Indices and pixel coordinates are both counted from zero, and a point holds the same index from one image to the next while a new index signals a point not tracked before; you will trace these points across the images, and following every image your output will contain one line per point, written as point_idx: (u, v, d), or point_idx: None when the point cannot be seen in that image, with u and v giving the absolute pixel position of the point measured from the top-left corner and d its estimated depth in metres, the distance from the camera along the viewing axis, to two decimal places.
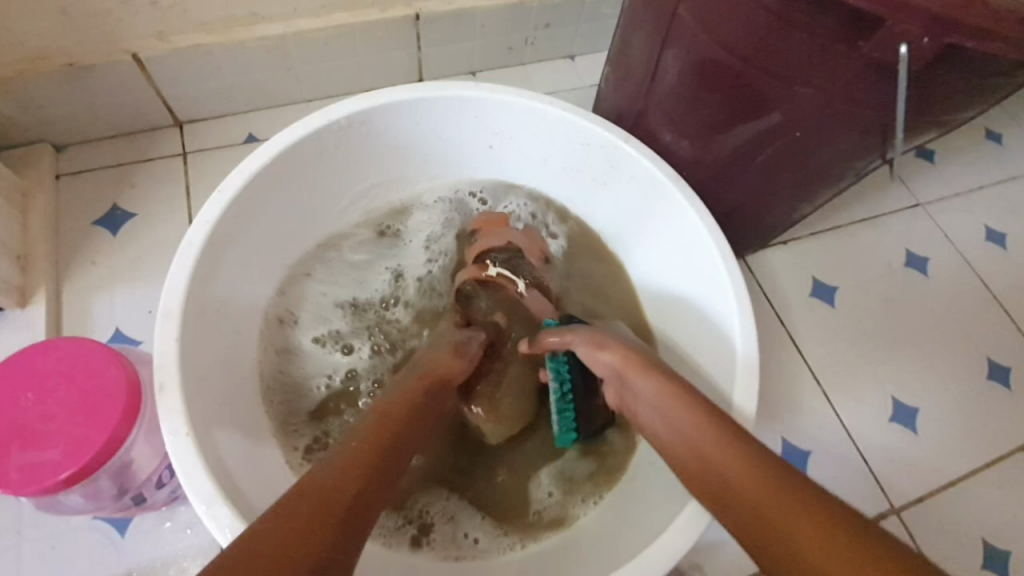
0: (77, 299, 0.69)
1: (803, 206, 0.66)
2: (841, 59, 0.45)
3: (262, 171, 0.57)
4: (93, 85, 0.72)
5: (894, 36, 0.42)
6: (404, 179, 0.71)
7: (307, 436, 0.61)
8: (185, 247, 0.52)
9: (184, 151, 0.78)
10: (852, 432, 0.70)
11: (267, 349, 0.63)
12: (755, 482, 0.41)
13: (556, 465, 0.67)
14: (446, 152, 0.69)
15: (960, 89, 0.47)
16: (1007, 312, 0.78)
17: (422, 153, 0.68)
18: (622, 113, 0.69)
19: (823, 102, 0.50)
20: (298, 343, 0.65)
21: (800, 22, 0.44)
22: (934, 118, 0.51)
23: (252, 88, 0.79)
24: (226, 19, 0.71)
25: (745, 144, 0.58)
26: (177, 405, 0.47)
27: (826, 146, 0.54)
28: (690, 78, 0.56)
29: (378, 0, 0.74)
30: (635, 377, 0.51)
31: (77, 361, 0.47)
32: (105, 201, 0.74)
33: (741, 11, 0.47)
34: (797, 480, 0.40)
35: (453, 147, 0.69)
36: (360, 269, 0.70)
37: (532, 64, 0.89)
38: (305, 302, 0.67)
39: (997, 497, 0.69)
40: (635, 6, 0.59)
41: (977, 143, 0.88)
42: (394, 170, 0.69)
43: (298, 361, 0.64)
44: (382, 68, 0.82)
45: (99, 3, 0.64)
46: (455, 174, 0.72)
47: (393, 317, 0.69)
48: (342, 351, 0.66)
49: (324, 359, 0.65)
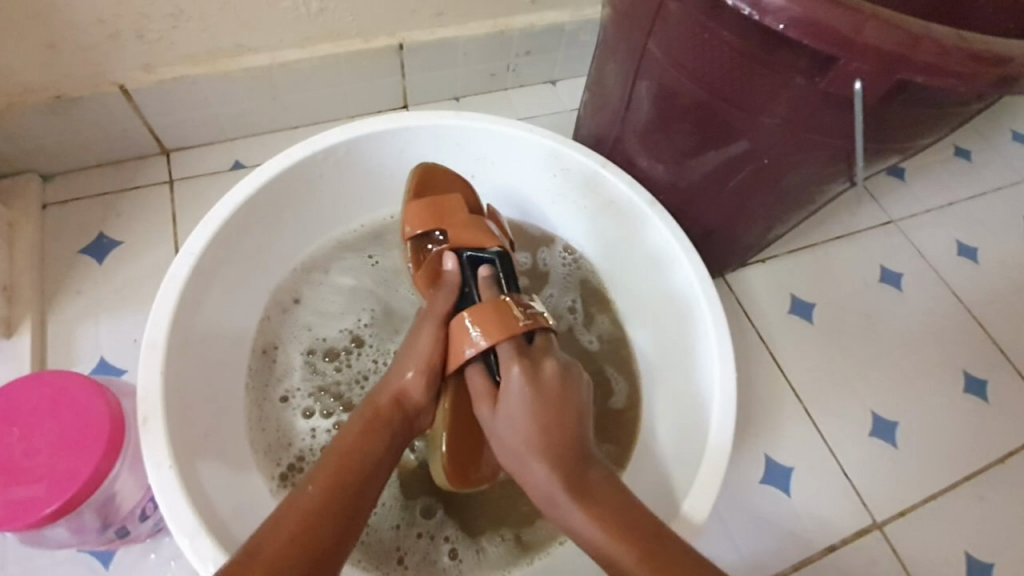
0: (63, 328, 0.69)
1: (777, 226, 0.68)
2: (802, 92, 0.47)
3: (249, 200, 0.59)
4: (80, 116, 0.73)
5: (849, 74, 0.44)
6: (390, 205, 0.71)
7: (286, 460, 0.60)
8: (170, 278, 0.53)
9: (171, 180, 0.79)
10: (833, 447, 0.71)
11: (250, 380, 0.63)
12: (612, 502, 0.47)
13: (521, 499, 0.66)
14: None
15: (918, 117, 0.49)
16: (981, 326, 0.80)
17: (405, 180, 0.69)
18: (600, 139, 0.71)
19: (787, 132, 0.52)
20: (278, 368, 0.64)
21: (761, 59, 0.47)
22: (896, 145, 0.53)
23: (239, 117, 0.80)
24: (213, 52, 0.72)
25: (716, 170, 0.60)
26: (160, 438, 0.48)
27: (794, 171, 0.56)
28: (661, 108, 0.58)
29: (361, 31, 0.76)
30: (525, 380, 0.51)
31: (60, 395, 0.47)
32: (91, 229, 0.75)
33: (706, 47, 0.49)
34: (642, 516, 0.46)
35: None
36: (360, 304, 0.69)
37: (514, 89, 0.92)
38: (286, 333, 0.66)
39: (977, 507, 0.70)
40: (607, 37, 0.61)
41: (945, 160, 0.91)
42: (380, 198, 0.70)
43: (276, 385, 0.63)
44: (367, 95, 0.84)
45: (86, 37, 0.66)
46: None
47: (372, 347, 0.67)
48: (321, 378, 0.65)
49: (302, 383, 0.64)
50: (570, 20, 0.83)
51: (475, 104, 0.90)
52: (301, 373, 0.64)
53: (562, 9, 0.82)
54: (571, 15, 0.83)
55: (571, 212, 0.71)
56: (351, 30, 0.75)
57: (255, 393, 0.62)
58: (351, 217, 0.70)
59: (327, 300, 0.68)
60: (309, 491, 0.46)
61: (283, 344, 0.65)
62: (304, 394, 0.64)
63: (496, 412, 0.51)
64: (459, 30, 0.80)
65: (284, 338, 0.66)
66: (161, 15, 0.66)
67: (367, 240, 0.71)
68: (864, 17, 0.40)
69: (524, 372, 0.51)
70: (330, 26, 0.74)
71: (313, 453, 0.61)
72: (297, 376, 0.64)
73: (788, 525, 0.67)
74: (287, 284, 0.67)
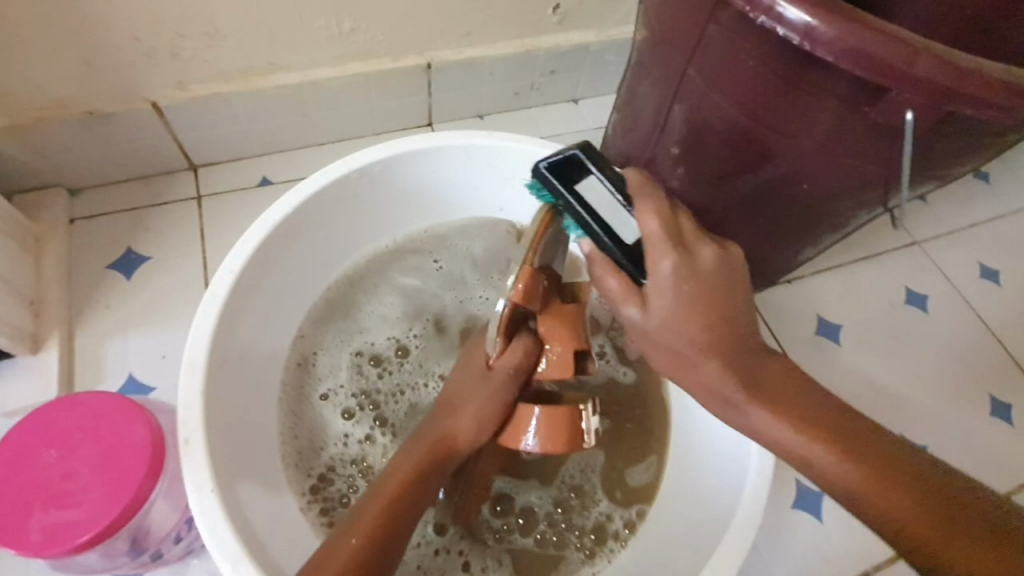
0: (90, 343, 0.69)
1: (807, 248, 0.68)
2: (847, 120, 0.48)
3: (285, 219, 0.59)
4: (112, 132, 0.73)
5: (898, 104, 0.44)
6: (422, 220, 0.71)
7: (316, 472, 0.60)
8: (209, 298, 0.53)
9: (198, 195, 0.79)
10: None
11: (283, 384, 0.63)
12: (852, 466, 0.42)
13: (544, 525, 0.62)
14: (459, 198, 0.70)
15: (960, 147, 0.49)
16: (1006, 349, 0.80)
17: (436, 198, 0.70)
18: (630, 158, 0.71)
19: (828, 158, 0.52)
20: (319, 367, 0.65)
21: (807, 86, 0.47)
22: (934, 173, 0.53)
23: (267, 134, 0.80)
24: (245, 69, 0.73)
25: (752, 193, 0.60)
26: (201, 460, 0.47)
27: (830, 197, 0.57)
28: (699, 132, 0.58)
29: (391, 50, 0.77)
30: (687, 323, 0.43)
31: (100, 417, 0.47)
32: (119, 244, 0.75)
33: (749, 73, 0.49)
34: (863, 428, 0.43)
35: (460, 191, 0.70)
36: (407, 312, 0.69)
37: (537, 107, 0.92)
38: (327, 338, 0.66)
39: None
40: (642, 60, 0.62)
41: (966, 182, 0.91)
42: (414, 217, 0.70)
43: (315, 386, 0.64)
44: (393, 113, 0.84)
45: (123, 54, 0.67)
46: (462, 223, 0.72)
47: (414, 363, 0.67)
48: (360, 384, 0.65)
49: (342, 384, 0.65)
50: (595, 41, 0.84)
51: (500, 123, 0.91)
52: (347, 374, 0.65)
53: (588, 31, 0.83)
54: (596, 36, 0.84)
55: None
56: (381, 49, 0.76)
57: (300, 394, 0.63)
58: (383, 235, 0.70)
59: (372, 303, 0.69)
60: (351, 543, 0.44)
61: (323, 347, 0.66)
62: (346, 394, 0.64)
63: (647, 311, 0.45)
64: (487, 50, 0.81)
65: (337, 340, 0.66)
66: (197, 33, 0.67)
67: (397, 259, 0.71)
68: (918, 49, 0.41)
69: (681, 274, 0.44)
70: (362, 45, 0.74)
71: (342, 463, 0.61)
72: (342, 377, 0.65)
73: (818, 550, 0.66)
74: (317, 301, 0.67)
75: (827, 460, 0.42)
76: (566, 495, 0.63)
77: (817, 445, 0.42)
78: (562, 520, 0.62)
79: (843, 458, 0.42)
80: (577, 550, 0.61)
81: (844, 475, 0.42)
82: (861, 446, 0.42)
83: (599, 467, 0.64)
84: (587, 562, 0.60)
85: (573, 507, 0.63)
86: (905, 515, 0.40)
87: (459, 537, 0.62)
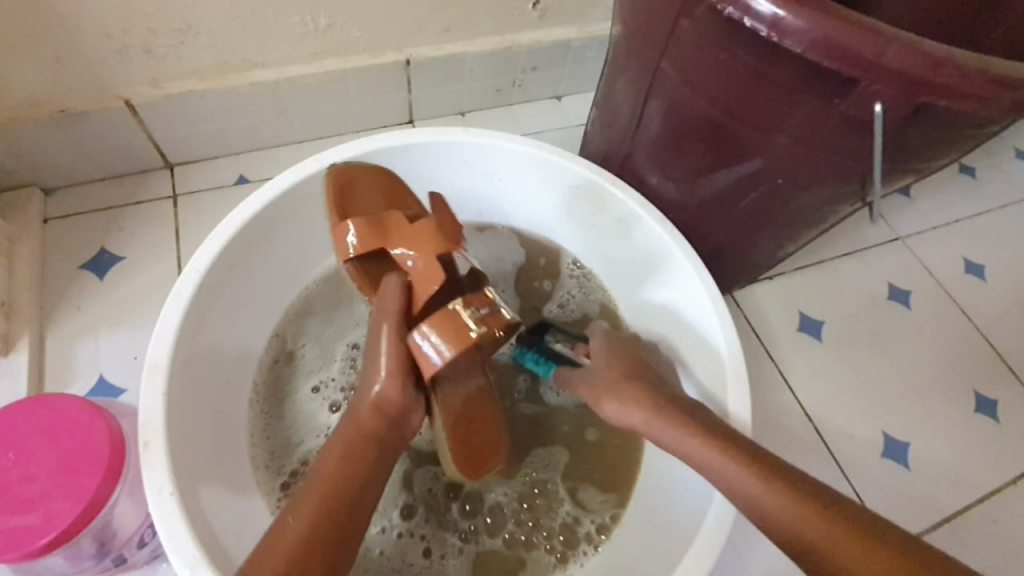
0: (61, 344, 0.68)
1: (787, 244, 0.67)
2: (819, 112, 0.47)
3: (256, 216, 0.58)
4: (84, 130, 0.72)
5: (868, 96, 0.43)
6: None
7: (294, 463, 0.60)
8: (174, 298, 0.52)
9: (174, 194, 0.78)
10: (845, 467, 0.70)
11: (273, 369, 0.63)
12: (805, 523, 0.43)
13: (513, 519, 0.62)
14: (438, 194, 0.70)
15: (935, 140, 0.48)
16: (990, 343, 0.79)
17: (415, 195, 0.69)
18: (609, 155, 0.71)
19: (802, 153, 0.51)
20: (309, 356, 0.65)
21: (778, 80, 0.46)
22: (910, 167, 0.53)
23: (245, 132, 0.80)
24: (219, 66, 0.72)
25: (728, 189, 0.60)
26: (162, 463, 0.46)
27: (806, 192, 0.56)
28: (674, 128, 0.58)
29: (369, 47, 0.76)
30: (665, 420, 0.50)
31: (57, 419, 0.46)
32: (93, 244, 0.74)
33: (721, 66, 0.49)
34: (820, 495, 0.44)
35: (447, 189, 0.69)
36: None
37: (519, 104, 0.91)
38: (317, 328, 0.66)
39: (993, 532, 0.68)
40: (618, 55, 0.61)
41: (951, 177, 0.91)
42: None
43: (303, 374, 0.64)
44: (373, 110, 0.84)
45: (93, 52, 0.66)
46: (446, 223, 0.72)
47: None
48: (352, 376, 0.64)
49: (334, 375, 0.64)
50: (576, 37, 0.83)
51: (482, 121, 0.90)
52: (340, 366, 0.65)
53: (569, 26, 0.82)
54: (578, 32, 0.84)
55: (581, 229, 0.70)
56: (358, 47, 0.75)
57: (290, 380, 0.63)
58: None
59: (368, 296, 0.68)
60: (290, 523, 0.45)
61: (313, 337, 0.66)
62: (336, 387, 0.64)
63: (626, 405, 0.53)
64: (467, 46, 0.80)
65: (330, 331, 0.66)
66: (167, 30, 0.66)
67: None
68: (887, 39, 0.40)
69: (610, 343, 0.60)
70: (338, 42, 0.73)
71: (316, 457, 0.60)
72: (334, 368, 0.65)
73: None
74: (291, 300, 0.66)
75: (787, 519, 0.43)
76: (531, 490, 0.64)
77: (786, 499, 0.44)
78: (529, 518, 0.62)
79: (804, 507, 0.43)
80: (547, 551, 0.61)
81: (802, 526, 0.43)
82: (815, 498, 0.44)
83: (565, 467, 0.65)
84: (558, 566, 0.60)
85: (540, 505, 0.63)
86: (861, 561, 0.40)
87: (427, 521, 0.62)
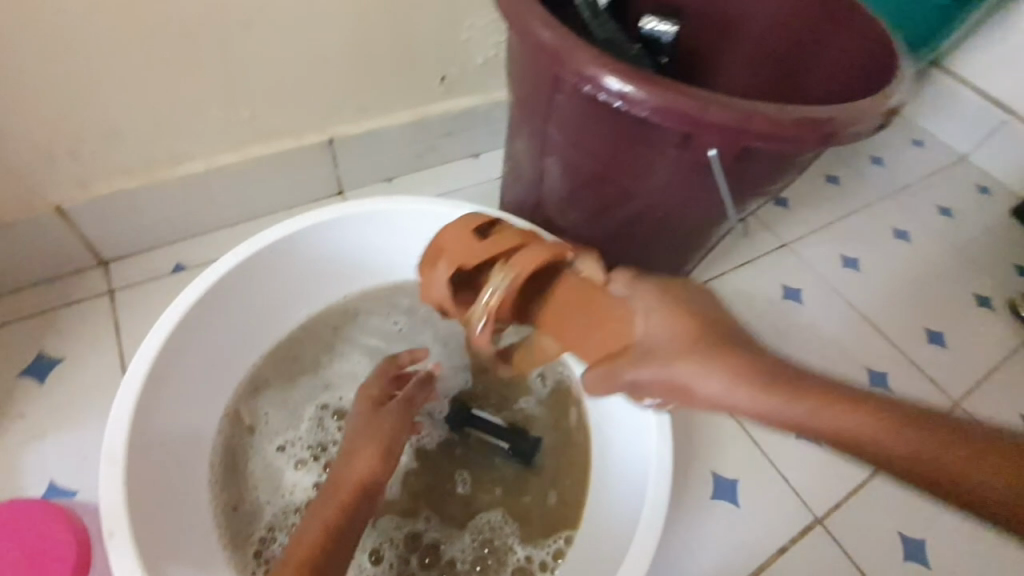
0: (6, 456, 0.68)
1: (686, 262, 0.77)
2: (676, 159, 0.57)
3: (198, 301, 0.61)
4: (13, 239, 0.74)
5: (706, 144, 0.54)
6: (342, 282, 0.75)
7: (261, 529, 0.64)
8: (124, 391, 0.54)
9: (111, 289, 0.80)
10: (768, 453, 0.78)
11: (235, 433, 0.67)
12: (868, 422, 0.38)
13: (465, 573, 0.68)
14: (371, 260, 0.75)
15: (770, 169, 0.59)
16: (874, 324, 0.91)
17: (350, 263, 0.74)
18: (523, 205, 0.79)
19: (673, 189, 0.61)
20: (273, 421, 0.70)
21: (639, 137, 0.56)
22: (760, 190, 0.63)
23: (178, 221, 0.83)
24: (147, 163, 0.76)
25: (625, 224, 0.69)
26: (128, 550, 0.48)
27: (685, 220, 0.66)
28: (570, 179, 0.67)
29: (292, 131, 0.82)
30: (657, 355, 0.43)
31: (25, 525, 0.49)
32: (30, 349, 0.74)
33: (594, 129, 0.58)
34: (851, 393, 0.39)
35: (380, 252, 0.75)
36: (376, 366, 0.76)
37: (441, 165, 1.00)
38: (281, 391, 0.71)
39: (900, 490, 0.78)
40: (514, 121, 0.70)
41: (819, 186, 1.05)
42: (334, 282, 0.75)
43: (266, 438, 0.68)
44: (304, 186, 0.89)
45: (19, 165, 0.69)
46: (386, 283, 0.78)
47: None
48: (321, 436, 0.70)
49: (303, 436, 0.70)
50: (482, 103, 0.93)
51: (407, 186, 0.97)
52: (307, 427, 0.70)
53: (475, 94, 0.92)
54: (483, 99, 0.94)
55: None
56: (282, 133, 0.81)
57: (255, 445, 0.67)
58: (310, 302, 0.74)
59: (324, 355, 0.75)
60: None
61: (277, 403, 0.71)
62: (302, 445, 0.69)
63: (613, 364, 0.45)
64: (384, 121, 0.88)
65: (295, 394, 0.72)
66: (91, 135, 0.70)
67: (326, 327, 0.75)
68: (707, 102, 0.50)
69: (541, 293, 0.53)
70: (261, 130, 0.79)
71: (281, 518, 0.64)
72: (301, 428, 0.70)
73: (735, 535, 0.72)
74: (243, 375, 0.69)
75: (857, 421, 0.38)
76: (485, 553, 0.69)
77: (790, 390, 0.39)
78: None
79: (852, 409, 0.38)
80: None
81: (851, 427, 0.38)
82: (870, 402, 0.39)
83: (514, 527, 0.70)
84: None
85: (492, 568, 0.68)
86: (898, 435, 0.37)
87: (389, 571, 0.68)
